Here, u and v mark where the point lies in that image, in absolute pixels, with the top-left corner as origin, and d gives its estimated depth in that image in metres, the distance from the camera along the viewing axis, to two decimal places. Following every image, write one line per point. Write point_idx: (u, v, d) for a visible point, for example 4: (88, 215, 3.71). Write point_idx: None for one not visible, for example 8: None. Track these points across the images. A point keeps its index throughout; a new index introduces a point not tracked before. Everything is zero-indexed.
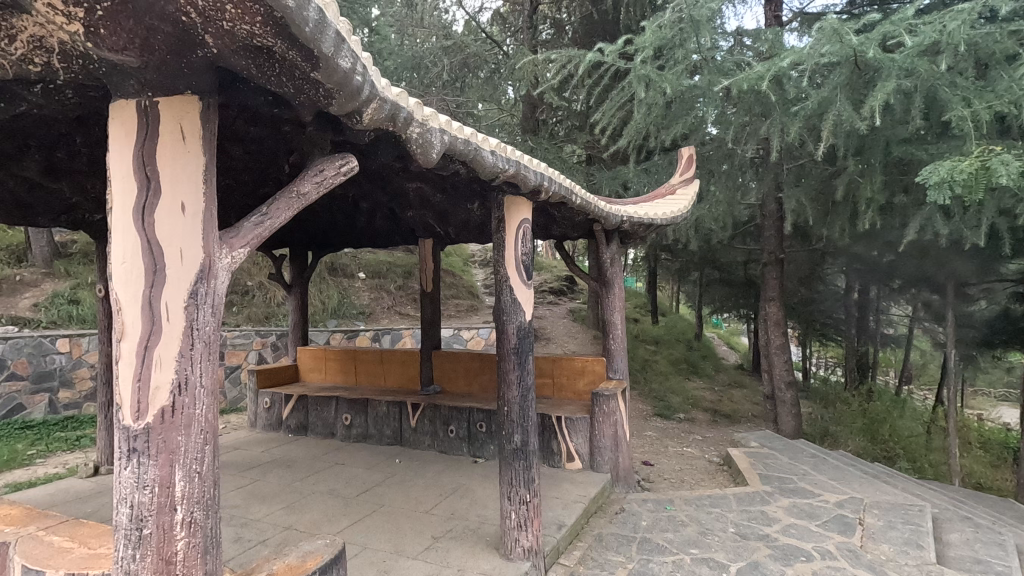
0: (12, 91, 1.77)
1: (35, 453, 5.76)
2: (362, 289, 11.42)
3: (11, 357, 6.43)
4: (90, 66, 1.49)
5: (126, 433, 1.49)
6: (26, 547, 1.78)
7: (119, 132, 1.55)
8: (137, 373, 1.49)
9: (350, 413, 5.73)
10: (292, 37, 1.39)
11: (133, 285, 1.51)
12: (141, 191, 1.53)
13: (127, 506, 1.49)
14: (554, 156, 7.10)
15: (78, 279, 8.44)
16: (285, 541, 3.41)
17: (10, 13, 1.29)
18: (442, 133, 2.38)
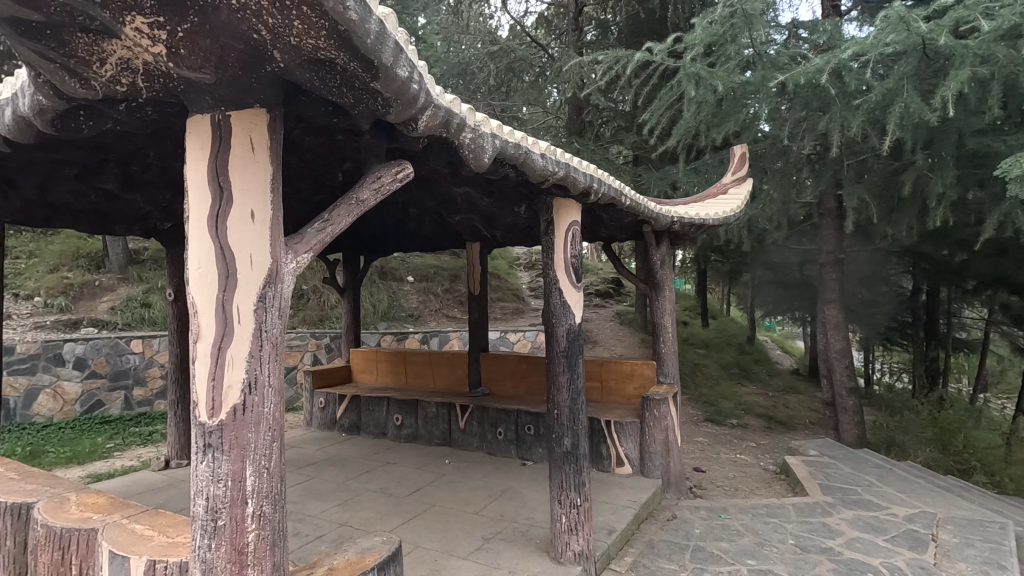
0: (98, 111, 1.90)
1: (114, 446, 6.18)
2: (410, 293, 11.67)
3: (91, 357, 6.94)
4: (169, 84, 1.59)
5: (202, 429, 1.58)
6: (111, 534, 1.90)
7: (195, 146, 1.65)
8: (211, 373, 1.57)
9: (400, 413, 5.86)
10: (354, 50, 1.45)
11: (207, 289, 1.60)
12: (215, 201, 1.62)
13: (203, 499, 1.57)
14: (600, 157, 7.05)
15: (149, 283, 8.98)
16: (340, 537, 3.52)
17: (102, 37, 1.39)
18: (493, 138, 2.41)
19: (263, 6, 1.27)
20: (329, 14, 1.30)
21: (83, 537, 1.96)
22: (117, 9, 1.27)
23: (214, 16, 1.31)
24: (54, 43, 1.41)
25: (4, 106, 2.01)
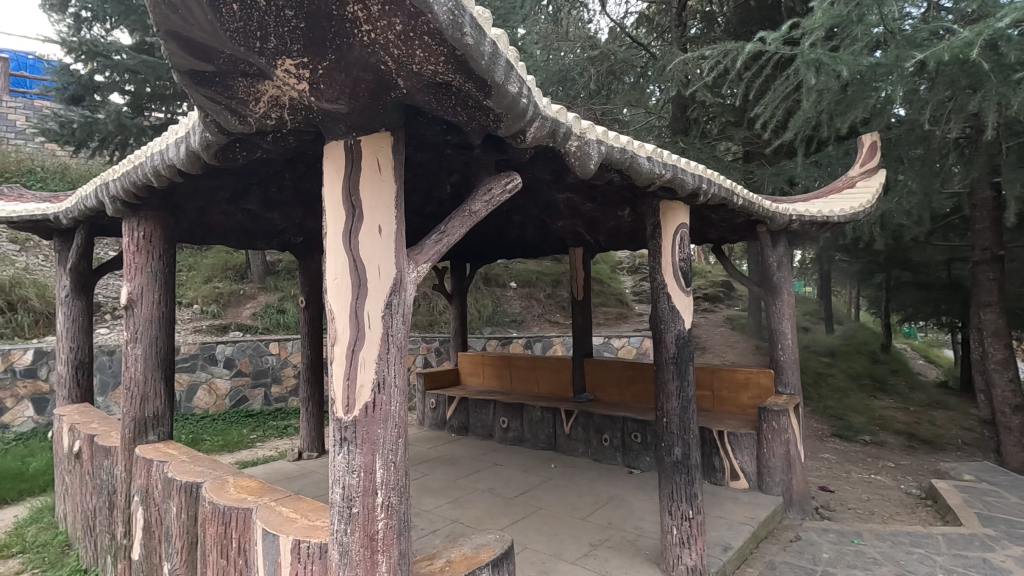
0: (251, 143, 2.17)
1: (256, 437, 6.96)
2: (513, 298, 11.93)
3: (238, 357, 7.89)
4: (309, 115, 1.78)
5: (338, 424, 1.75)
6: (263, 513, 2.15)
7: (331, 169, 1.83)
8: (346, 373, 1.74)
9: (506, 416, 6.00)
10: (470, 71, 1.54)
11: (342, 297, 1.77)
12: (348, 218, 1.79)
13: (340, 487, 1.73)
14: (707, 155, 6.75)
15: (283, 291, 10.01)
16: (452, 532, 3.69)
17: (258, 80, 1.60)
18: (599, 144, 2.42)
19: (391, 38, 1.40)
20: (449, 40, 1.40)
21: (241, 515, 2.24)
22: (272, 54, 1.46)
23: (349, 52, 1.47)
24: (221, 86, 1.63)
25: (179, 143, 2.37)
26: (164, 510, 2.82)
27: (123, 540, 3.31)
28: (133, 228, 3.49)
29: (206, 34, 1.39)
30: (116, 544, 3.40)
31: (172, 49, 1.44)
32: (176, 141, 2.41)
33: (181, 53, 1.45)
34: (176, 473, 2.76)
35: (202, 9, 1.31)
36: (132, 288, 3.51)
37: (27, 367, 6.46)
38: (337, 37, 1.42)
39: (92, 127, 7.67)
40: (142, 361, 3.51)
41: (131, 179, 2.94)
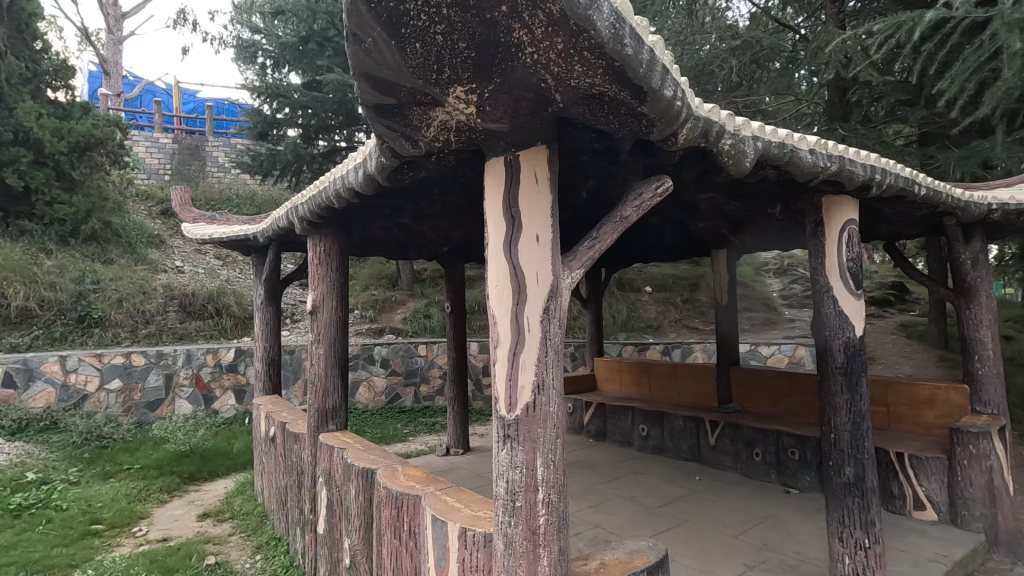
0: (416, 164, 2.39)
1: (409, 432, 7.57)
2: (649, 303, 11.61)
3: (392, 358, 8.68)
4: (472, 136, 1.93)
5: (502, 422, 1.86)
6: (431, 501, 2.35)
7: (492, 185, 1.96)
8: (508, 374, 1.85)
9: (646, 424, 5.86)
10: (626, 80, 1.57)
11: (504, 302, 1.88)
12: (508, 228, 1.90)
13: (504, 481, 1.84)
14: (875, 142, 6.01)
15: (429, 298, 10.79)
16: (596, 537, 3.70)
17: (431, 108, 1.77)
18: (755, 140, 2.30)
19: (552, 57, 1.49)
20: (608, 54, 1.45)
21: (411, 501, 2.46)
22: (445, 83, 1.61)
23: (512, 74, 1.58)
24: (399, 116, 1.83)
25: (357, 168, 2.70)
26: (345, 492, 3.19)
27: (309, 515, 3.78)
28: (315, 244, 4.02)
29: (392, 72, 1.57)
30: (304, 518, 3.90)
31: (364, 87, 1.65)
32: (355, 166, 2.75)
33: (370, 90, 1.65)
34: (355, 459, 3.11)
35: (392, 52, 1.49)
36: (315, 296, 4.05)
37: (230, 363, 7.70)
38: (503, 62, 1.54)
39: (275, 158, 8.98)
40: (324, 359, 4.04)
41: (316, 202, 3.41)
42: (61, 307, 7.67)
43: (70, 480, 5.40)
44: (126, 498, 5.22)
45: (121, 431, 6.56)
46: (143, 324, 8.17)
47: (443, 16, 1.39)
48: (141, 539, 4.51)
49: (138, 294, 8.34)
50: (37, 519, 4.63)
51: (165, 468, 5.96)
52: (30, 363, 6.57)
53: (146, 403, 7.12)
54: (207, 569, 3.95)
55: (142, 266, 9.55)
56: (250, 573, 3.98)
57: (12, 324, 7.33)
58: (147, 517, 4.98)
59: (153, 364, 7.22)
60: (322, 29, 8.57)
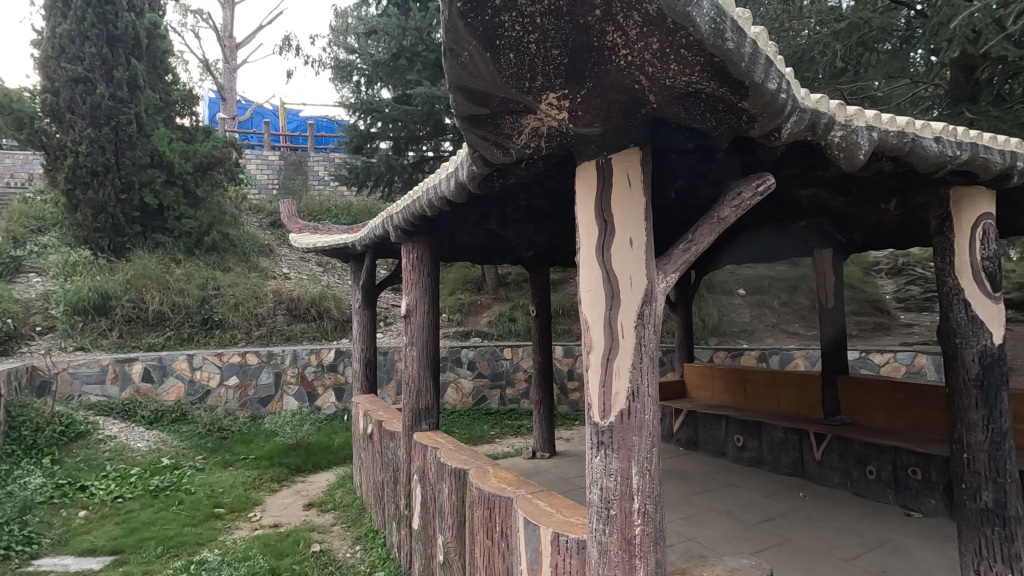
0: (506, 171, 2.43)
1: (495, 433, 7.69)
2: (742, 306, 11.03)
3: (479, 361, 8.87)
4: (562, 142, 1.93)
5: (595, 428, 1.85)
6: (523, 504, 2.37)
7: (583, 190, 1.95)
8: (602, 381, 1.83)
9: (742, 435, 5.56)
10: (726, 75, 1.50)
11: (597, 307, 1.87)
12: (601, 233, 1.89)
13: (598, 488, 1.82)
14: (1011, 123, 5.34)
15: (514, 302, 10.93)
16: (690, 551, 3.55)
17: (523, 115, 1.79)
18: (870, 131, 2.12)
19: (647, 58, 1.46)
20: (708, 50, 1.40)
21: (502, 502, 2.49)
22: (538, 91, 1.63)
23: (605, 77, 1.57)
24: (491, 125, 1.87)
25: (449, 178, 2.79)
26: (438, 490, 3.30)
27: (405, 510, 3.95)
28: (408, 251, 4.20)
29: (486, 83, 1.61)
30: (399, 513, 4.07)
31: (459, 99, 1.70)
32: (447, 176, 2.85)
33: (465, 102, 1.71)
34: (447, 459, 3.21)
35: (487, 63, 1.53)
36: (409, 300, 4.23)
37: (330, 363, 8.22)
38: (596, 67, 1.53)
39: (369, 170, 9.51)
40: (417, 361, 4.21)
41: (410, 211, 3.57)
42: (188, 311, 8.57)
43: (197, 466, 6.03)
44: (243, 485, 5.73)
45: (238, 423, 7.21)
46: (256, 326, 8.93)
47: (536, 24, 1.41)
48: (256, 524, 4.94)
49: (251, 299, 9.12)
50: (171, 500, 5.21)
51: (275, 459, 6.48)
52: (163, 361, 7.40)
53: (258, 399, 7.79)
54: (313, 556, 4.23)
55: (255, 273, 10.42)
56: (351, 562, 4.22)
57: (150, 325, 8.29)
58: (261, 503, 5.44)
59: (264, 363, 7.88)
60: (411, 45, 8.97)
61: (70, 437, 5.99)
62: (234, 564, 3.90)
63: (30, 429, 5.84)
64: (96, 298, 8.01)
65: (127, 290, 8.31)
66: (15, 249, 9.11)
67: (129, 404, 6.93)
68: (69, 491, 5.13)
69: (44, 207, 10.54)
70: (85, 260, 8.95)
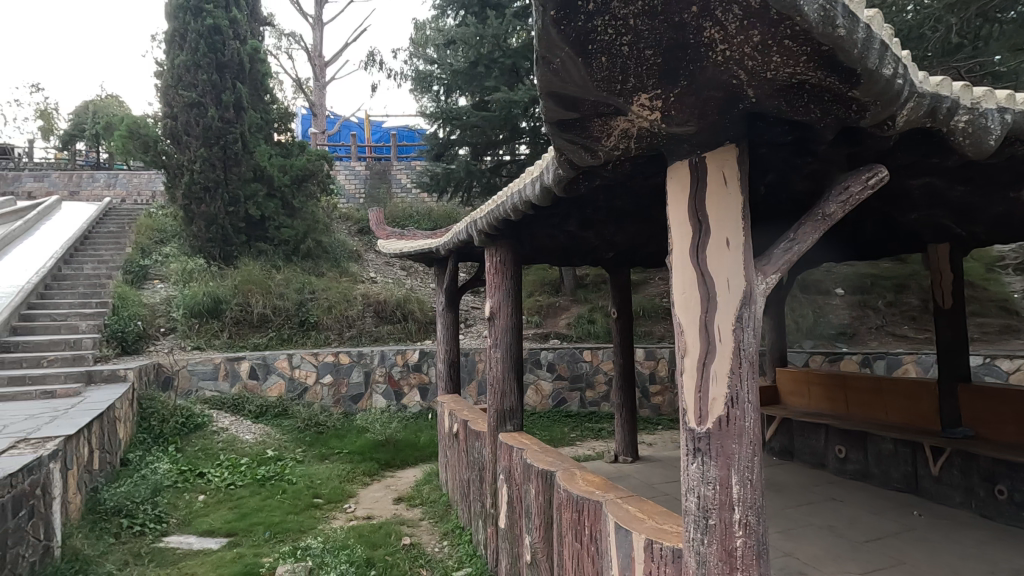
0: (592, 172, 2.42)
1: (576, 436, 7.66)
2: (841, 308, 10.26)
3: (558, 363, 8.86)
4: (653, 142, 1.89)
5: (691, 435, 1.80)
6: (614, 507, 2.35)
7: (675, 190, 1.91)
8: (698, 386, 1.78)
9: (844, 445, 5.18)
10: (835, 63, 1.42)
11: (691, 310, 1.82)
12: (695, 234, 1.84)
13: (695, 496, 1.77)
14: None
15: (593, 304, 10.83)
16: (788, 567, 3.36)
17: (613, 117, 1.78)
18: (1000, 114, 1.92)
19: (747, 52, 1.41)
20: (815, 38, 1.34)
21: (591, 505, 2.48)
22: (629, 92, 1.61)
23: (701, 74, 1.53)
24: (580, 129, 1.86)
25: (535, 181, 2.82)
26: (524, 490, 3.34)
27: (491, 509, 4.02)
28: (491, 254, 4.28)
29: (578, 88, 1.62)
30: (485, 512, 4.16)
31: (549, 105, 1.72)
32: (532, 180, 2.89)
33: (555, 106, 1.72)
34: (534, 460, 3.24)
35: (578, 68, 1.54)
36: (492, 303, 4.31)
37: (415, 363, 8.54)
38: (690, 65, 1.50)
39: (449, 175, 9.79)
40: (501, 363, 4.29)
41: (494, 215, 3.64)
42: (287, 313, 9.23)
43: (298, 459, 6.48)
44: (338, 477, 6.09)
45: (333, 419, 7.66)
46: (347, 327, 9.46)
47: (630, 26, 1.41)
48: (351, 515, 5.23)
49: (342, 302, 9.66)
50: (275, 489, 5.63)
51: (367, 454, 6.83)
52: (267, 359, 8.01)
53: (350, 396, 8.25)
54: (404, 548, 4.42)
55: (345, 277, 10.95)
56: (439, 557, 4.37)
57: (254, 326, 9.02)
58: (354, 496, 5.76)
59: (355, 363, 8.32)
60: (488, 52, 9.15)
61: (190, 428, 6.63)
62: (334, 552, 4.15)
63: (157, 419, 6.53)
64: (209, 301, 8.82)
65: (235, 295, 9.08)
66: (143, 259, 10.23)
67: (238, 399, 7.57)
68: (190, 477, 5.68)
69: (166, 220, 11.76)
70: (200, 267, 9.88)
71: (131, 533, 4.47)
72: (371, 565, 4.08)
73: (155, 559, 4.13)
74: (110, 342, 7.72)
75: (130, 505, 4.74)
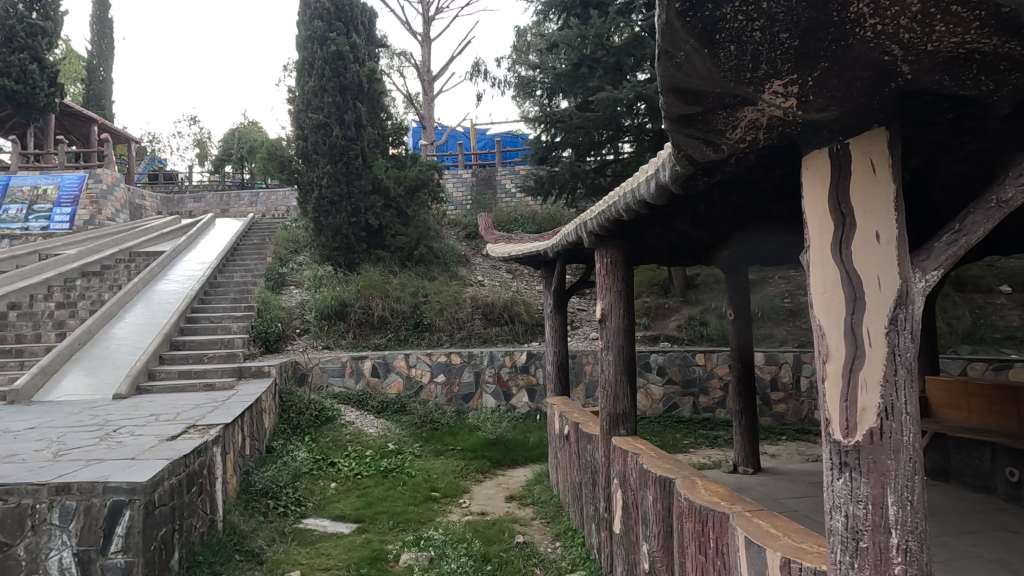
0: (712, 168, 2.29)
1: (690, 444, 7.35)
2: (1006, 308, 8.87)
3: (669, 366, 8.53)
4: (787, 131, 1.75)
5: (837, 448, 1.66)
6: (742, 521, 2.22)
7: (812, 181, 1.76)
8: (844, 395, 1.64)
9: (1016, 467, 4.46)
10: (1015, 26, 1.27)
11: (834, 312, 1.68)
12: (837, 228, 1.69)
13: (842, 515, 1.63)
14: None
15: (705, 305, 10.32)
16: None
17: (740, 108, 1.68)
18: None
19: (902, 23, 1.31)
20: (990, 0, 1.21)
21: (716, 516, 2.37)
22: (760, 80, 1.54)
23: (845, 52, 1.42)
24: (702, 123, 1.77)
25: (650, 180, 2.74)
26: (641, 496, 3.26)
27: (605, 513, 3.96)
28: (601, 255, 4.23)
29: (703, 81, 1.56)
30: (599, 516, 4.11)
31: (670, 101, 1.66)
32: (646, 179, 2.81)
33: (677, 102, 1.65)
34: (651, 466, 3.15)
35: (704, 60, 1.49)
36: (603, 304, 4.25)
37: (523, 364, 8.67)
38: (831, 44, 1.40)
39: (554, 178, 9.84)
40: (613, 366, 4.23)
41: (605, 215, 3.60)
42: (403, 315, 9.79)
43: (416, 453, 6.86)
44: (453, 473, 6.35)
45: (447, 417, 8.00)
46: (458, 329, 9.84)
47: (762, 10, 1.35)
48: (466, 510, 5.43)
49: (453, 304, 10.05)
50: (397, 481, 5.99)
51: (478, 452, 7.06)
52: (387, 358, 8.55)
53: (461, 395, 8.57)
54: (517, 546, 4.51)
55: (455, 280, 11.35)
56: (553, 558, 4.40)
57: (375, 327, 9.68)
58: (469, 491, 5.98)
59: (466, 363, 8.63)
60: (591, 53, 9.07)
61: (323, 420, 7.26)
62: (453, 545, 4.32)
63: (295, 411, 7.23)
64: (336, 304, 9.61)
65: (358, 299, 9.81)
66: (282, 267, 11.39)
67: (362, 395, 8.17)
68: (324, 465, 6.23)
69: (298, 232, 13.01)
70: (328, 274, 10.80)
71: (277, 513, 5.00)
72: (487, 560, 4.19)
73: (297, 538, 4.56)
74: (256, 341, 8.71)
75: (275, 487, 5.29)
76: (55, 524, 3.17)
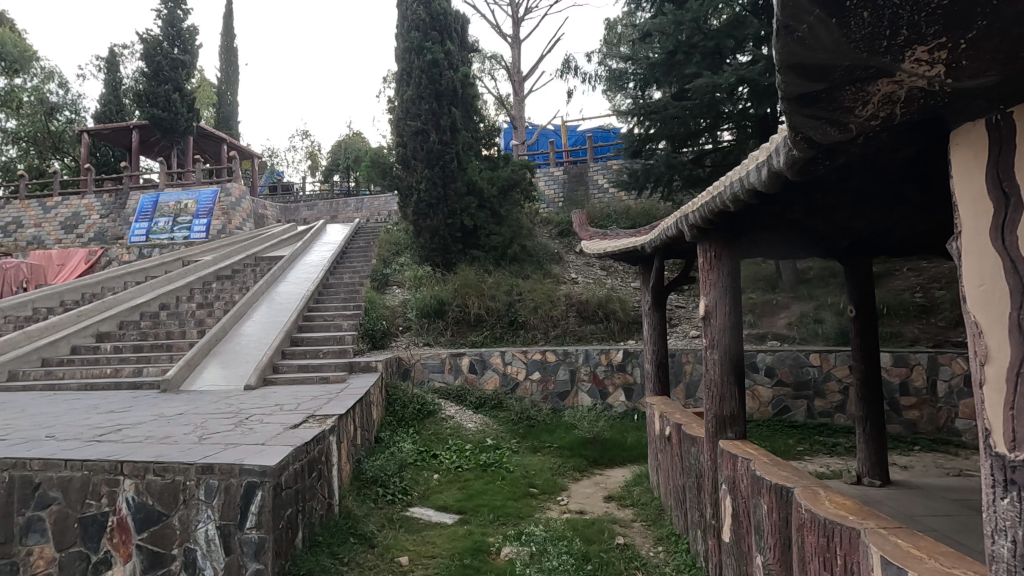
0: (835, 150, 2.09)
1: (804, 450, 6.85)
2: None
3: (779, 367, 7.96)
4: (930, 102, 1.57)
5: (1000, 463, 1.46)
6: (876, 538, 2.02)
7: (965, 157, 1.56)
8: (1009, 403, 1.44)
9: None
10: None
11: (995, 307, 1.47)
12: (997, 210, 1.47)
13: (1008, 539, 1.45)
14: None
15: (819, 301, 9.52)
16: None
17: (872, 82, 1.53)
18: None
19: None
20: None
21: (844, 531, 2.17)
22: (899, 48, 1.40)
23: (1009, 7, 1.26)
24: (827, 102, 1.62)
25: (761, 167, 2.56)
26: (753, 504, 3.06)
27: (713, 520, 3.77)
28: (705, 250, 4.03)
29: (828, 55, 1.44)
30: (705, 522, 3.92)
31: (789, 79, 1.54)
32: (756, 165, 2.62)
33: (797, 80, 1.53)
34: (765, 473, 2.95)
35: (830, 31, 1.38)
36: (707, 301, 4.05)
37: (620, 363, 8.49)
38: None
39: (649, 172, 9.50)
40: (719, 365, 4.01)
41: (710, 207, 3.42)
42: (499, 313, 9.96)
43: (513, 449, 6.98)
44: (551, 470, 6.37)
45: (543, 414, 8.01)
46: (553, 327, 9.84)
47: None
48: (564, 508, 5.42)
49: (547, 302, 10.05)
50: (496, 476, 6.11)
51: (576, 450, 7.02)
52: (483, 355, 8.74)
53: (557, 393, 8.56)
54: (618, 548, 4.42)
55: (549, 278, 11.36)
56: (656, 562, 4.28)
57: (472, 325, 9.93)
58: (567, 489, 5.97)
59: (562, 361, 8.62)
60: (687, 38, 8.70)
61: (425, 414, 7.57)
62: (552, 543, 4.32)
63: (400, 405, 7.61)
64: (435, 303, 9.99)
65: (454, 298, 10.10)
66: (385, 268, 12.03)
67: (461, 391, 8.42)
68: (427, 457, 6.50)
69: (399, 235, 13.66)
70: (427, 274, 11.25)
71: (386, 500, 5.30)
72: (588, 559, 4.15)
73: (404, 525, 4.80)
74: (364, 338, 9.32)
75: (383, 476, 5.59)
76: (202, 500, 3.57)
